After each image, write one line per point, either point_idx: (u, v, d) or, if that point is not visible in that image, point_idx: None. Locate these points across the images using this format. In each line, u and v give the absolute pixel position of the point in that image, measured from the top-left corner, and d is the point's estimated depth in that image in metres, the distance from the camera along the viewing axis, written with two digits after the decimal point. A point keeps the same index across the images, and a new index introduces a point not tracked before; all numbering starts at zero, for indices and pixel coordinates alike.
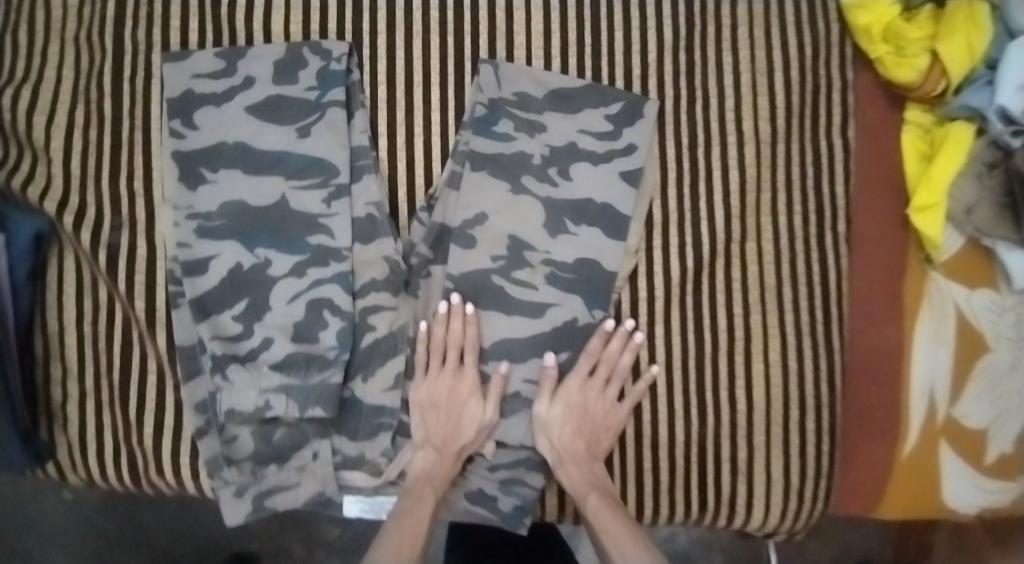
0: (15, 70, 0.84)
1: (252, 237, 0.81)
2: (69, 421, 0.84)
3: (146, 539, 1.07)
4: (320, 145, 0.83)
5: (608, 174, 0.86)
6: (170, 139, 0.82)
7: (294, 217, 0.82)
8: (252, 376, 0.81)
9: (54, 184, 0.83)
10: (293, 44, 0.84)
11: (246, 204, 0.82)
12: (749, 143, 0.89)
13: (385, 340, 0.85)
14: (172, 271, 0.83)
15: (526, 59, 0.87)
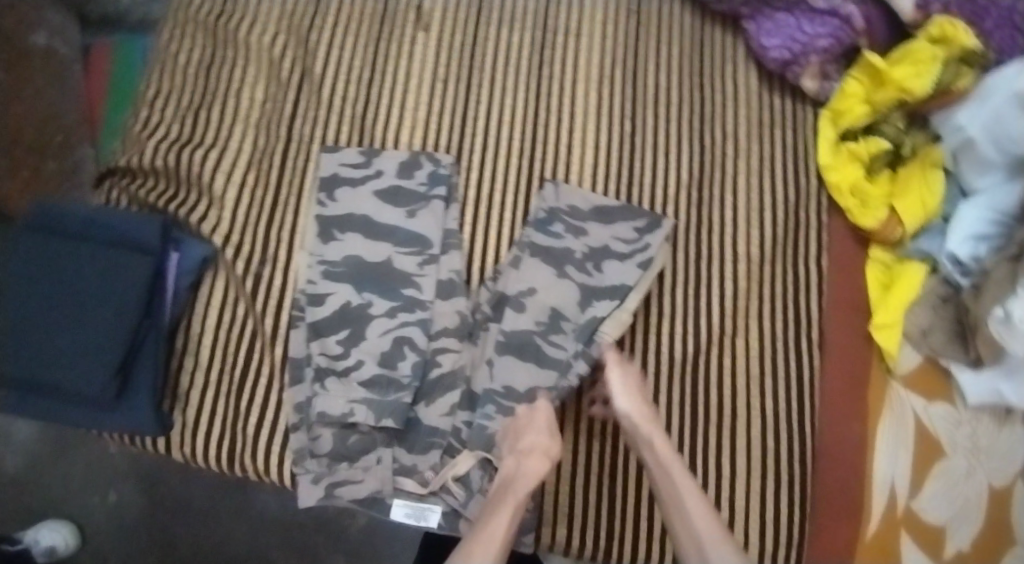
0: (212, 138, 1.15)
1: (361, 283, 1.07)
2: (190, 404, 1.06)
3: (200, 540, 1.34)
4: (423, 224, 1.10)
5: (629, 266, 1.07)
6: (315, 205, 1.11)
7: (395, 273, 1.08)
8: (339, 386, 1.03)
9: (222, 223, 1.10)
10: (416, 152, 1.14)
11: (363, 259, 1.08)
12: (742, 260, 1.10)
13: (448, 375, 1.06)
14: (297, 302, 1.08)
15: (581, 177, 1.14)
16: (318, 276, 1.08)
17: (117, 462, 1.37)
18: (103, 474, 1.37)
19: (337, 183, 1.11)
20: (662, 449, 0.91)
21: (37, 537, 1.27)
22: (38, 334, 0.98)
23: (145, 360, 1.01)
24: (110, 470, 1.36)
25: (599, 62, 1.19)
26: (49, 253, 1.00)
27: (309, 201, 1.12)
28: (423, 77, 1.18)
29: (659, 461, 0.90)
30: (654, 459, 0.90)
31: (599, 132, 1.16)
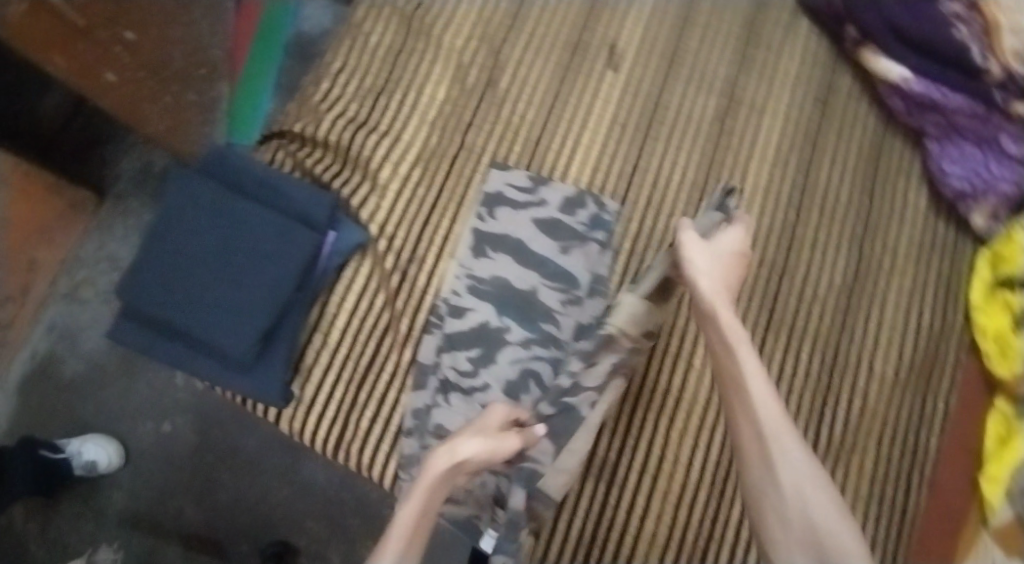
0: (385, 125, 1.15)
1: (502, 306, 1.06)
2: (310, 381, 1.07)
3: (250, 493, 1.51)
4: (575, 264, 1.09)
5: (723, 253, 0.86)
6: (475, 218, 1.11)
7: (537, 304, 1.06)
8: (461, 402, 1.02)
9: (380, 212, 1.11)
10: (583, 191, 1.13)
11: (508, 284, 1.07)
12: (877, 379, 1.10)
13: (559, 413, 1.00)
14: (437, 309, 1.07)
15: None
16: (463, 289, 1.07)
17: (194, 403, 1.54)
18: (176, 407, 1.54)
19: (501, 202, 1.11)
20: (772, 410, 0.76)
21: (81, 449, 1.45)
22: (193, 286, 1.00)
23: (285, 332, 1.03)
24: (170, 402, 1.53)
25: (777, 146, 1.17)
26: (221, 209, 1.04)
27: (469, 214, 1.12)
28: (603, 117, 1.17)
29: (759, 418, 0.76)
30: (750, 414, 0.76)
31: (764, 218, 1.14)
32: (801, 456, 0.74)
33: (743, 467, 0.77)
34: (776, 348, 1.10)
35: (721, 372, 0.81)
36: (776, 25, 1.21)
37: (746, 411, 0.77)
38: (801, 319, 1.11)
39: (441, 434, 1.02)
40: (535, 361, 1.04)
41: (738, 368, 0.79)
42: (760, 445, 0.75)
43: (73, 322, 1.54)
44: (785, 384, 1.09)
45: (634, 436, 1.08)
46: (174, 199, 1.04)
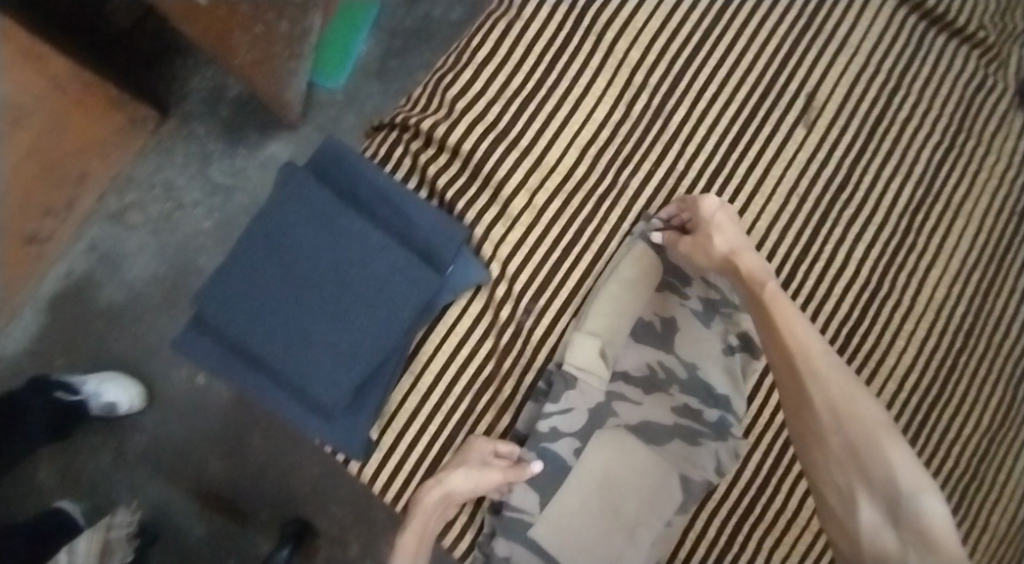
0: (530, 142, 0.99)
1: (637, 410, 0.96)
2: (391, 426, 0.96)
3: (282, 465, 1.42)
4: (722, 374, 0.95)
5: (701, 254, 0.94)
6: (633, 288, 0.97)
7: (671, 415, 0.96)
8: (559, 507, 0.93)
9: (505, 248, 0.97)
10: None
11: (647, 385, 0.97)
12: (996, 536, 1.03)
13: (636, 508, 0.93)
14: (560, 380, 0.94)
15: (887, 371, 1.02)
16: (599, 374, 0.95)
17: None
18: None
19: (665, 282, 0.98)
20: (862, 416, 0.78)
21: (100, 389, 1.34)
22: (284, 313, 0.86)
23: (380, 382, 0.89)
24: None
25: (963, 257, 1.05)
26: (329, 223, 0.86)
27: (628, 276, 0.97)
28: (779, 183, 1.03)
29: (836, 416, 0.78)
30: (826, 410, 0.79)
31: (928, 339, 1.03)
32: (882, 457, 0.75)
33: (810, 462, 0.80)
34: None
35: (775, 355, 0.85)
36: (991, 113, 1.08)
37: (811, 410, 0.80)
38: (934, 457, 1.02)
39: (534, 547, 0.92)
40: (644, 465, 0.94)
41: (801, 366, 0.81)
42: (822, 437, 0.79)
43: (114, 245, 1.41)
44: None
45: (737, 551, 0.97)
46: (273, 197, 0.87)
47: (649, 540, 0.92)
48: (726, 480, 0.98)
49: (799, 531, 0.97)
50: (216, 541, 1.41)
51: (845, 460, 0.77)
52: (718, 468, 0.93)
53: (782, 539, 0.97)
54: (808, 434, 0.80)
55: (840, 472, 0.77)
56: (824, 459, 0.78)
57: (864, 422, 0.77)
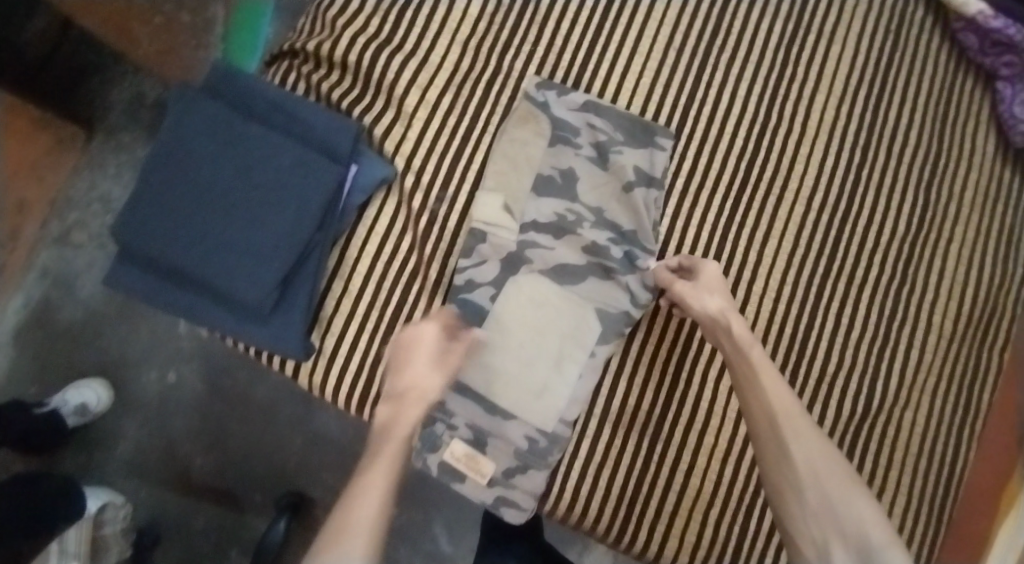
0: (410, 44, 1.05)
1: (550, 255, 0.99)
2: (330, 331, 0.99)
3: (263, 446, 1.43)
4: (625, 213, 1.01)
5: (580, 115, 1.03)
6: (525, 148, 1.02)
7: (584, 256, 0.99)
8: (482, 347, 0.96)
9: (406, 144, 1.02)
10: (644, 123, 1.03)
11: (557, 230, 0.99)
12: (933, 332, 1.07)
13: (558, 343, 0.96)
14: (473, 240, 0.99)
15: (795, 195, 1.07)
16: (508, 228, 0.99)
17: (201, 351, 1.45)
18: (179, 353, 1.45)
19: (558, 136, 1.02)
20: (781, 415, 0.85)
21: (65, 395, 1.37)
22: (196, 223, 0.88)
23: (306, 279, 0.92)
24: (173, 350, 1.45)
25: (846, 80, 1.10)
26: (225, 132, 0.89)
27: (518, 137, 1.02)
28: (657, 40, 1.07)
29: (782, 398, 0.86)
30: (761, 367, 0.89)
31: (827, 160, 1.08)
32: (823, 441, 0.84)
33: (763, 454, 0.85)
34: (836, 298, 1.06)
35: (738, 386, 0.90)
36: None
37: (767, 378, 0.88)
38: (857, 267, 1.06)
39: (465, 390, 0.97)
40: (560, 301, 0.97)
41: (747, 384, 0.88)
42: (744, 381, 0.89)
43: (65, 265, 1.45)
44: (843, 337, 1.05)
45: (682, 389, 1.02)
46: (170, 118, 0.90)
47: (577, 370, 0.96)
48: (657, 320, 1.03)
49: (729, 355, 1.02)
50: (213, 531, 1.42)
51: (789, 423, 0.84)
52: (632, 299, 0.98)
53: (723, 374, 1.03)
54: (773, 450, 0.84)
55: (797, 472, 0.82)
56: (779, 449, 0.84)
57: (804, 419, 0.86)
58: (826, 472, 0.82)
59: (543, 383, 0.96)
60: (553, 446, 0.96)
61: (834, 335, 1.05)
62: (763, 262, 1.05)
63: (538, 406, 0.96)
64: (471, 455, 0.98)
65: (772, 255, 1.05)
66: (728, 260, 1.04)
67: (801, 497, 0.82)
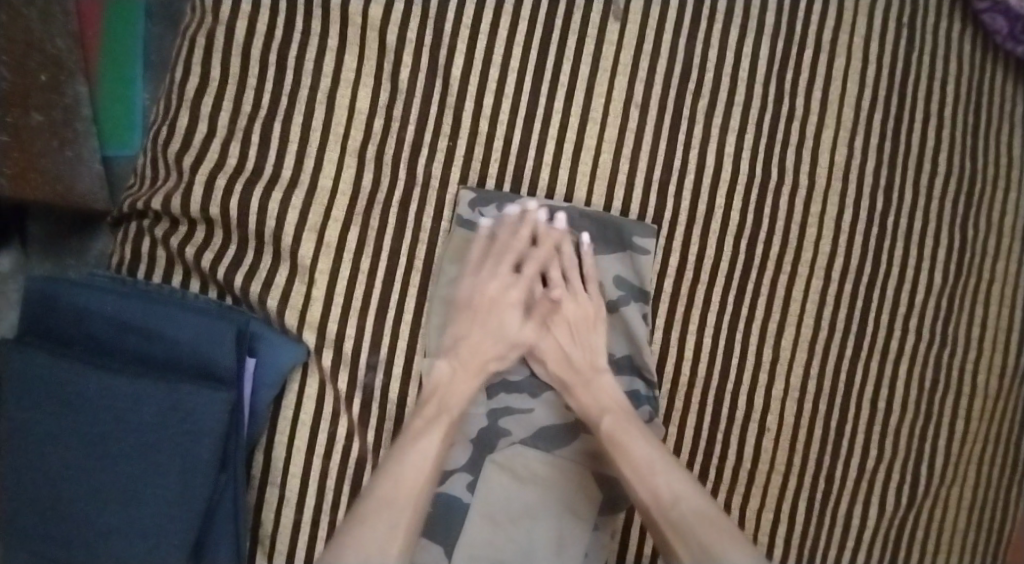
0: (289, 170, 0.79)
1: (528, 418, 0.81)
2: (275, 552, 0.82)
3: None
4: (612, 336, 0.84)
5: (531, 231, 0.81)
6: (474, 284, 0.79)
7: (568, 413, 0.82)
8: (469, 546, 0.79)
9: (313, 309, 0.79)
10: (610, 219, 0.82)
11: (530, 386, 0.82)
12: (978, 394, 0.91)
13: (561, 523, 0.80)
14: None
15: (808, 266, 0.86)
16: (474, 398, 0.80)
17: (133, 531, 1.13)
18: None
19: None
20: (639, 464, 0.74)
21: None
22: (65, 507, 0.70)
23: (221, 526, 0.74)
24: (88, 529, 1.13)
25: (856, 104, 0.86)
26: (57, 389, 0.69)
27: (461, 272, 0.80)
28: (610, 100, 0.83)
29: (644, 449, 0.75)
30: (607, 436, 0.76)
31: (843, 214, 0.86)
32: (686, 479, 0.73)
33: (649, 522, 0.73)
34: (868, 379, 0.88)
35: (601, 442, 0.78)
36: None
37: (627, 437, 0.76)
38: (885, 337, 0.88)
39: None
40: (551, 473, 0.81)
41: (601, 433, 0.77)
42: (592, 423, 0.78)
43: None
44: (880, 423, 0.88)
45: None
46: None
47: (583, 550, 0.80)
48: None
49: (749, 476, 0.86)
50: None
51: (659, 501, 0.72)
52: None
53: (749, 500, 0.86)
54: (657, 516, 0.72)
55: (667, 516, 0.71)
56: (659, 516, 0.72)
57: (672, 469, 0.74)
58: (689, 508, 0.71)
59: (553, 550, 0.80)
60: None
61: (869, 423, 0.88)
62: (779, 360, 0.86)
63: None
64: None
65: (791, 347, 0.86)
66: (738, 363, 0.85)
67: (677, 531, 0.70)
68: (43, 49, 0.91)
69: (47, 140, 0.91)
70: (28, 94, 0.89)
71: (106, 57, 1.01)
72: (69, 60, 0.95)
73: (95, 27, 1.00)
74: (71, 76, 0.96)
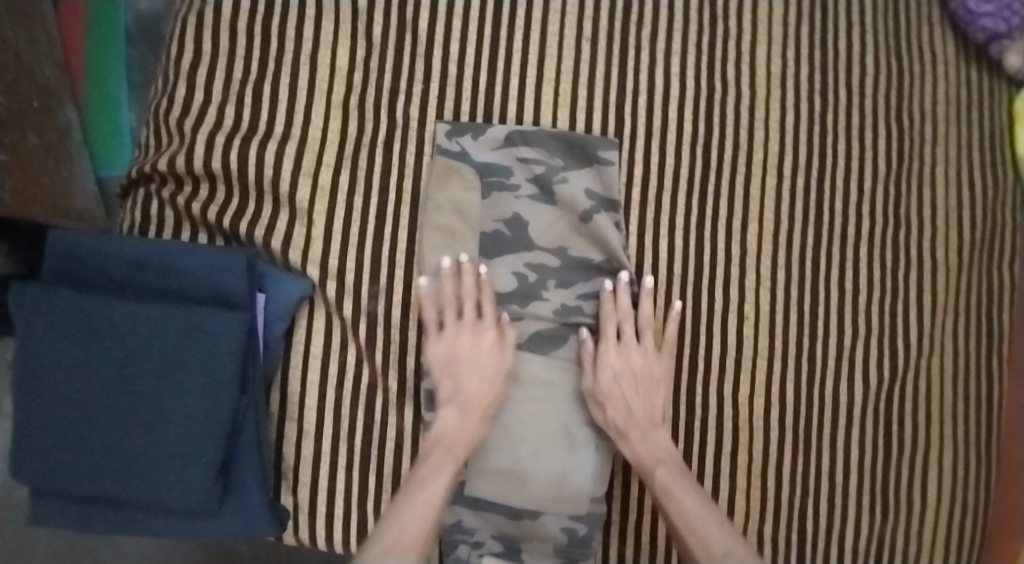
0: (279, 126, 0.89)
1: (521, 326, 0.87)
2: (300, 481, 0.87)
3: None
4: (591, 244, 0.89)
5: (505, 155, 0.89)
6: (458, 209, 0.88)
7: (557, 319, 0.87)
8: (483, 449, 0.85)
9: (314, 247, 0.86)
10: (576, 139, 0.90)
11: (520, 298, 0.88)
12: (941, 269, 0.97)
13: (566, 424, 0.86)
14: (431, 334, 0.86)
15: (762, 165, 0.94)
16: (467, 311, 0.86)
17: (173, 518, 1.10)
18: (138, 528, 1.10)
19: (489, 184, 0.88)
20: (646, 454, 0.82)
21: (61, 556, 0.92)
22: (100, 433, 0.76)
23: (247, 446, 0.80)
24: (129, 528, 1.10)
25: (782, 20, 0.96)
26: (86, 323, 0.76)
27: (445, 199, 0.88)
28: (562, 37, 0.92)
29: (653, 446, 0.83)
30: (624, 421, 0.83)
31: (786, 116, 0.95)
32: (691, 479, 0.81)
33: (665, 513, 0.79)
34: (834, 264, 0.95)
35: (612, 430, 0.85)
36: None
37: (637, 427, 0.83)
38: (843, 224, 0.95)
39: (477, 502, 0.85)
40: (557, 377, 0.87)
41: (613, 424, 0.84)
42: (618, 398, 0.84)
43: None
44: (851, 304, 0.95)
45: (700, 413, 0.92)
46: (20, 336, 0.78)
47: (592, 446, 0.85)
48: None
49: (736, 364, 0.92)
50: None
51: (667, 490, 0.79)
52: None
53: (739, 386, 0.92)
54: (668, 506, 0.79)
55: (675, 508, 0.78)
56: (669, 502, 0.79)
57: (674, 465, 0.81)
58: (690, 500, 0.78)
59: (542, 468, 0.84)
60: (594, 528, 0.85)
61: (841, 305, 0.94)
62: (748, 253, 0.93)
63: (564, 496, 0.84)
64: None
65: (757, 240, 0.93)
66: (710, 260, 0.92)
67: (688, 523, 0.77)
68: (34, 78, 1.00)
69: (45, 159, 0.99)
70: (24, 118, 0.96)
71: (93, 81, 1.12)
72: (58, 89, 1.05)
73: (78, 54, 1.11)
74: (60, 102, 1.05)
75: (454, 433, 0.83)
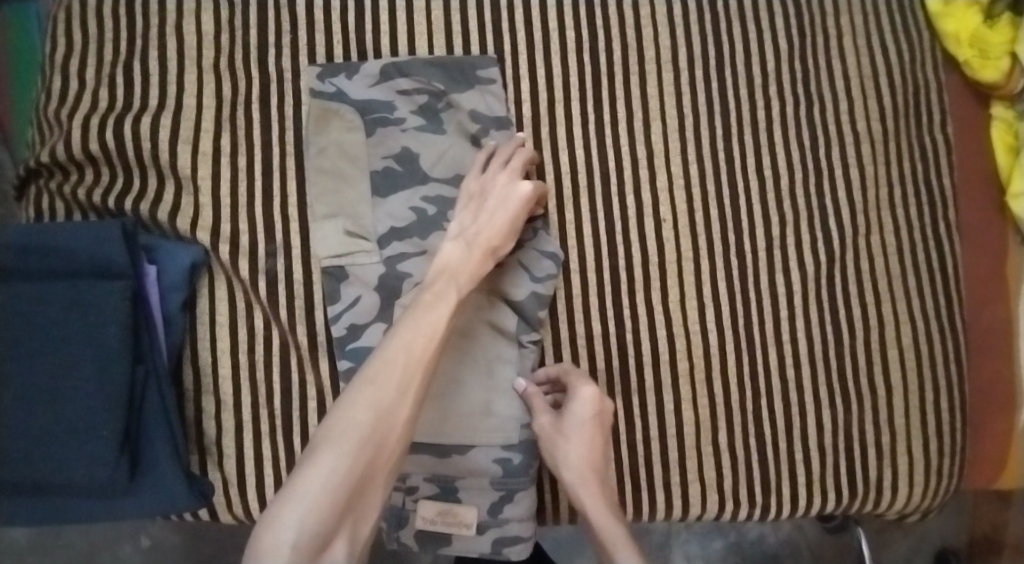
0: (151, 98, 0.86)
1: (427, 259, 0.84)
2: (225, 455, 0.84)
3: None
4: None
5: (384, 89, 0.86)
6: (343, 151, 0.85)
7: None
8: None
9: (202, 213, 0.84)
10: (454, 62, 0.87)
11: (419, 231, 0.84)
12: (864, 141, 0.93)
13: (483, 353, 0.83)
14: (333, 280, 0.84)
15: (656, 62, 0.91)
16: (367, 251, 0.83)
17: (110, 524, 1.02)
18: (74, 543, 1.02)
19: (372, 120, 0.86)
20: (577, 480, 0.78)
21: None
22: None
23: (156, 420, 0.78)
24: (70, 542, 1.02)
25: None
26: None
27: (329, 142, 0.85)
28: None
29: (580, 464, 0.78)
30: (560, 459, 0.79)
31: (674, 9, 0.91)
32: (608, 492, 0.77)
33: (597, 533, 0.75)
34: (748, 153, 0.91)
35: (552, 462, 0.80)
36: None
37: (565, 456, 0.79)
38: (750, 111, 0.92)
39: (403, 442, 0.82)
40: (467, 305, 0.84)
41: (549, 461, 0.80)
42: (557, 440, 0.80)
43: None
44: (771, 191, 0.91)
45: (630, 323, 0.88)
46: None
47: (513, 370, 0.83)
48: (568, 267, 0.88)
49: (658, 268, 0.89)
50: None
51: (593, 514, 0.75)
52: (532, 279, 0.85)
53: (667, 290, 0.89)
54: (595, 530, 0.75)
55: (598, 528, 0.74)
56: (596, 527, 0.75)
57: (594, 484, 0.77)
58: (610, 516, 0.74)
59: (452, 380, 0.82)
60: (528, 455, 0.82)
61: (761, 194, 0.91)
62: (655, 154, 0.90)
63: (490, 426, 0.82)
64: (451, 517, 0.82)
65: (662, 139, 0.90)
66: (615, 166, 0.89)
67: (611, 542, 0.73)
68: None
69: None
70: None
71: None
72: None
73: None
74: None
75: (457, 264, 0.77)
